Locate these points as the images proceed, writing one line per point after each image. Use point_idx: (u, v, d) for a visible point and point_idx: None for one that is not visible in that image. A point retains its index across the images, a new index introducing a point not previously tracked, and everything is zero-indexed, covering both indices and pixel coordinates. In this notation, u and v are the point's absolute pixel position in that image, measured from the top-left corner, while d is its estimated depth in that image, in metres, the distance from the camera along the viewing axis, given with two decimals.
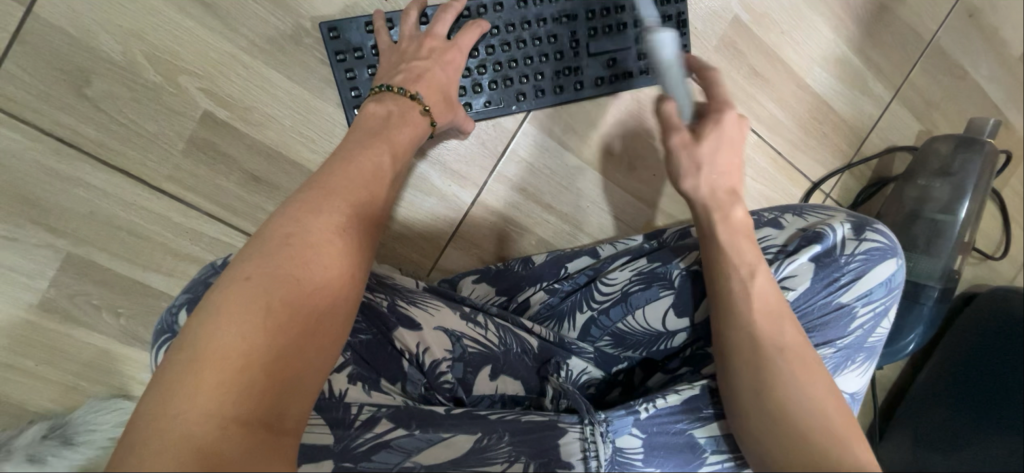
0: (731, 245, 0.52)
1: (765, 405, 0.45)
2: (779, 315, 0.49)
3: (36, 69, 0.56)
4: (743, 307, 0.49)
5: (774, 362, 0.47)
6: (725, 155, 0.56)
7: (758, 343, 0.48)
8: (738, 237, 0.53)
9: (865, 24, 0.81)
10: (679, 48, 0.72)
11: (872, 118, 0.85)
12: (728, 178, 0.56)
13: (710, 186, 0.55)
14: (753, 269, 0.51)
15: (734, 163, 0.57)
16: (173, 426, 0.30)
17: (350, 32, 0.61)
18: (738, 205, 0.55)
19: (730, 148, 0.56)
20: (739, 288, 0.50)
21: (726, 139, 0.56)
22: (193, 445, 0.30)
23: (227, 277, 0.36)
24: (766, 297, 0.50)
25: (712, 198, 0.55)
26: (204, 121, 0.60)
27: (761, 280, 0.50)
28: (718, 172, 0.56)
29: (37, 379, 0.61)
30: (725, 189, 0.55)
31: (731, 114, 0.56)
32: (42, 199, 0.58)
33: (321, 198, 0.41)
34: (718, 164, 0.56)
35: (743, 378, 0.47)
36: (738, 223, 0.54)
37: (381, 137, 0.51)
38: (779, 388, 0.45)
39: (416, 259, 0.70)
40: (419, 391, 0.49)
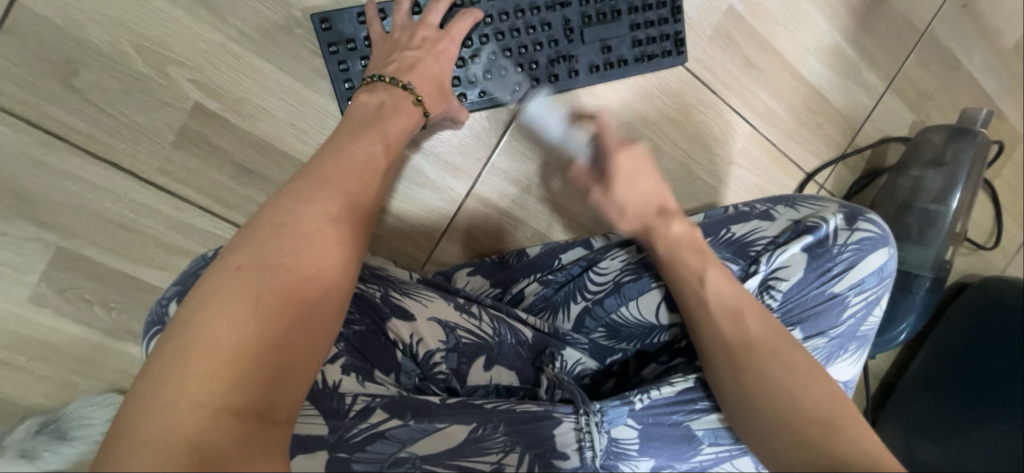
0: (678, 257, 0.55)
1: (750, 404, 0.46)
2: (742, 310, 0.50)
3: (21, 60, 0.55)
4: (705, 308, 0.51)
5: (746, 360, 0.48)
6: (635, 189, 0.61)
7: (727, 340, 0.49)
8: (679, 249, 0.55)
9: (859, 14, 0.81)
10: (673, 35, 0.72)
11: (866, 109, 0.85)
12: (654, 200, 0.60)
13: (635, 220, 0.60)
14: (699, 275, 0.53)
15: (655, 184, 0.61)
16: (162, 418, 0.30)
17: (342, 24, 0.61)
18: (674, 220, 0.58)
19: (638, 179, 0.61)
20: (694, 292, 0.53)
21: (633, 171, 0.61)
22: (182, 435, 0.30)
23: (217, 267, 0.36)
24: (723, 295, 0.51)
25: (646, 226, 0.59)
26: (194, 113, 0.60)
27: (714, 280, 0.52)
28: (641, 200, 0.61)
29: (27, 374, 0.60)
30: (655, 210, 0.60)
31: (624, 151, 0.61)
32: (29, 192, 0.57)
33: (313, 188, 0.41)
34: (633, 199, 0.61)
35: (725, 379, 0.48)
36: (677, 238, 0.56)
37: (373, 127, 0.50)
38: (762, 385, 0.46)
39: (410, 251, 0.70)
40: (413, 382, 0.49)
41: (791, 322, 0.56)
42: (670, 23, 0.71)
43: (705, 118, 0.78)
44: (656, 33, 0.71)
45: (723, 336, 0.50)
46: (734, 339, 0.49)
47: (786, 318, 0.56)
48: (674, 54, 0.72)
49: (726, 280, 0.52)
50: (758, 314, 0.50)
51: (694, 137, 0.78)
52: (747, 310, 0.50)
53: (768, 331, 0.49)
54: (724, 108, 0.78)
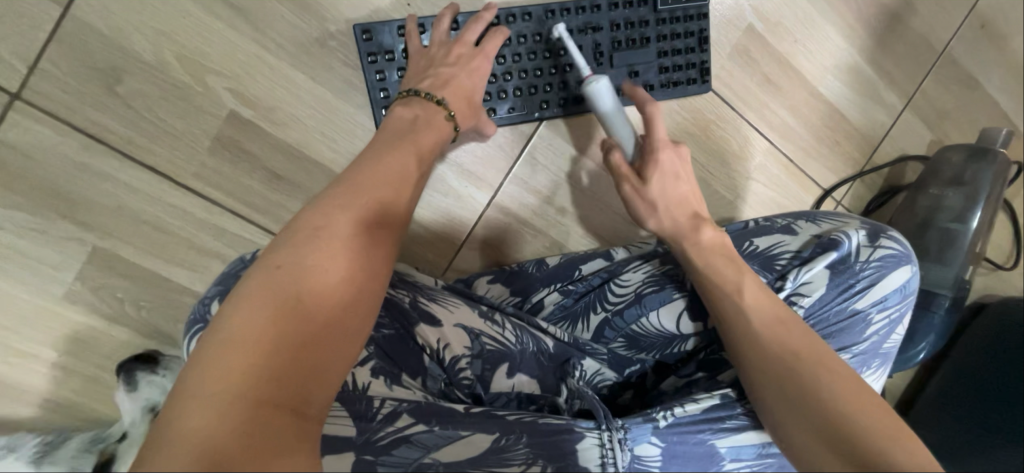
0: (705, 261, 0.57)
1: (801, 415, 0.45)
2: (783, 321, 0.51)
3: (70, 67, 0.58)
4: (746, 321, 0.52)
5: (797, 371, 0.47)
6: (674, 187, 0.63)
7: (771, 352, 0.49)
8: (709, 255, 0.57)
9: (878, 34, 0.82)
10: (699, 64, 0.73)
11: (885, 127, 0.86)
12: (687, 206, 0.62)
13: (672, 219, 0.62)
14: (734, 281, 0.54)
15: (686, 190, 0.63)
16: (204, 405, 0.31)
17: (382, 35, 0.63)
18: (706, 227, 0.60)
19: (679, 180, 0.63)
20: (733, 303, 0.53)
21: (668, 174, 0.63)
22: (221, 424, 0.31)
23: (260, 265, 0.37)
24: (760, 305, 0.52)
25: (676, 229, 0.61)
26: (230, 120, 0.62)
27: (749, 288, 0.53)
28: (674, 204, 0.62)
29: (60, 369, 0.62)
30: (687, 216, 0.62)
31: (666, 148, 0.63)
32: (70, 193, 0.59)
33: (350, 194, 0.42)
34: (672, 198, 0.62)
35: (771, 390, 0.48)
36: (705, 243, 0.59)
37: (407, 139, 0.52)
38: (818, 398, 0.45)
39: (432, 259, 0.71)
40: (439, 386, 0.49)
41: None
42: (696, 52, 0.73)
43: (724, 134, 0.79)
44: (682, 61, 0.72)
45: (770, 349, 0.49)
46: (781, 352, 0.49)
47: None
48: (699, 82, 0.74)
49: (767, 299, 0.53)
50: (798, 328, 0.50)
51: (712, 151, 0.79)
52: (787, 322, 0.51)
53: (815, 347, 0.49)
54: (742, 124, 0.79)
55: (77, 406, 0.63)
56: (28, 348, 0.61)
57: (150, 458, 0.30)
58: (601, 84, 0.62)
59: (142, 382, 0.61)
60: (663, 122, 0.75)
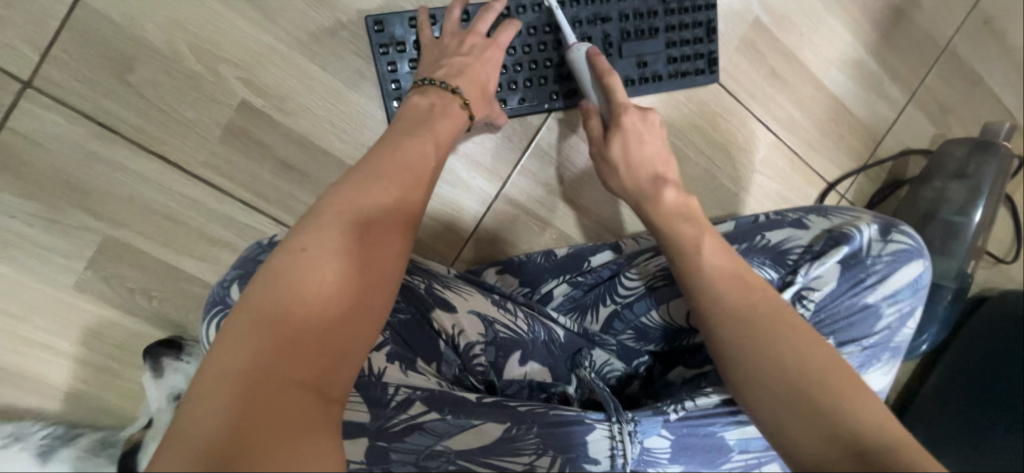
0: (668, 226, 0.56)
1: (752, 370, 0.44)
2: (744, 279, 0.49)
3: (81, 55, 0.57)
4: (704, 277, 0.50)
5: (754, 326, 0.46)
6: (639, 149, 0.64)
7: (735, 311, 0.47)
8: (671, 217, 0.57)
9: (882, 27, 0.83)
10: (707, 54, 0.74)
11: (889, 120, 0.86)
12: (651, 167, 0.63)
13: (635, 179, 0.63)
14: (696, 242, 0.53)
15: (651, 152, 0.64)
16: (232, 384, 0.31)
17: (393, 26, 0.63)
18: (668, 187, 0.61)
19: (643, 141, 0.64)
20: (694, 261, 0.51)
21: (632, 136, 0.64)
22: (250, 403, 0.31)
23: (284, 248, 0.37)
24: (718, 262, 0.51)
25: (639, 192, 0.62)
26: (240, 110, 0.62)
27: (710, 247, 0.52)
28: (637, 166, 0.63)
29: (70, 359, 0.62)
30: (649, 177, 0.63)
31: (627, 112, 0.63)
32: (80, 181, 0.59)
33: (371, 181, 0.43)
34: (634, 158, 0.63)
35: (729, 345, 0.46)
36: (666, 204, 0.59)
37: (425, 127, 0.52)
38: (770, 355, 0.44)
39: (440, 249, 0.72)
40: (453, 372, 0.50)
41: (826, 332, 0.56)
42: (704, 42, 0.73)
43: (730, 126, 0.79)
44: (690, 51, 0.73)
45: (727, 305, 0.48)
46: (739, 308, 0.47)
47: (820, 327, 0.56)
48: (707, 72, 0.74)
49: (728, 261, 0.51)
50: (759, 288, 0.49)
51: (718, 144, 0.79)
52: (748, 280, 0.49)
53: (775, 308, 0.47)
54: (749, 117, 0.80)
55: (89, 395, 0.63)
56: (38, 337, 0.61)
57: (180, 436, 0.30)
58: (583, 51, 0.64)
59: (168, 369, 0.62)
60: (669, 114, 0.76)
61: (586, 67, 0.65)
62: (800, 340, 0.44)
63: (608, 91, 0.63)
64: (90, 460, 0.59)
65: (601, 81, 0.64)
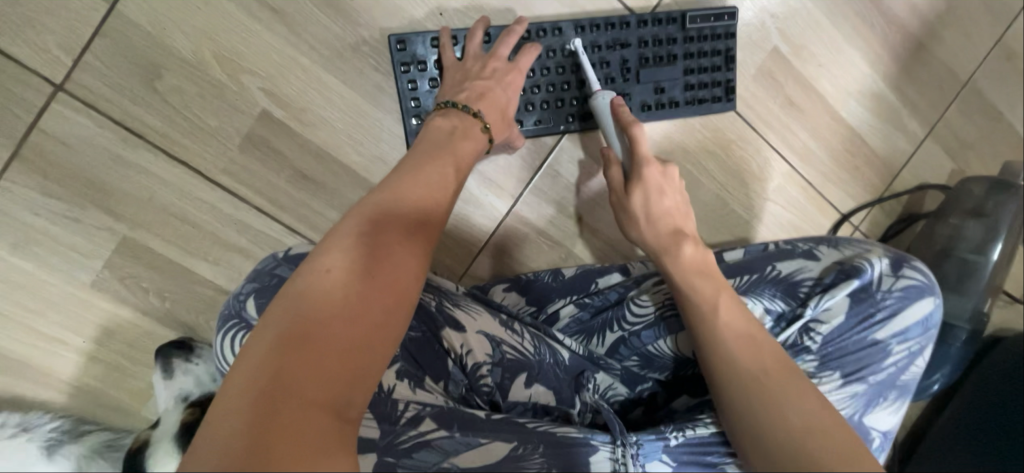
0: (684, 281, 0.56)
1: (766, 444, 0.43)
2: (756, 341, 0.50)
3: (113, 62, 0.59)
4: (719, 339, 0.50)
5: (763, 393, 0.46)
6: (659, 201, 0.63)
7: (743, 372, 0.48)
8: (688, 271, 0.57)
9: (902, 61, 0.83)
10: (725, 82, 0.74)
11: (906, 154, 0.86)
12: (669, 220, 0.63)
13: (655, 234, 0.62)
14: (712, 299, 0.53)
15: (671, 205, 0.64)
16: (253, 404, 0.32)
17: (416, 46, 0.64)
18: (687, 243, 0.60)
19: (663, 194, 0.63)
20: (709, 321, 0.52)
21: (654, 189, 0.63)
22: (270, 423, 0.31)
23: (308, 269, 0.38)
24: (733, 321, 0.51)
25: (658, 247, 0.61)
26: (262, 119, 0.63)
27: (725, 307, 0.52)
28: (656, 220, 0.63)
29: (83, 355, 0.63)
30: (669, 231, 0.62)
31: (651, 167, 0.63)
32: (104, 183, 0.61)
33: (392, 203, 0.44)
34: (655, 211, 0.63)
35: (743, 412, 0.46)
36: (686, 260, 0.58)
37: (446, 150, 0.53)
38: (782, 424, 0.44)
39: (449, 264, 0.72)
40: (459, 391, 0.50)
41: (833, 366, 0.55)
42: (722, 70, 0.73)
43: (744, 154, 0.79)
44: (708, 78, 0.73)
45: (741, 371, 0.48)
46: (750, 373, 0.47)
47: (826, 361, 0.55)
48: (724, 99, 0.74)
49: (743, 323, 0.52)
50: (772, 354, 0.49)
51: (732, 171, 0.79)
52: (758, 341, 0.50)
53: (784, 370, 0.48)
54: (763, 145, 0.80)
55: (97, 392, 0.64)
56: (53, 332, 0.62)
57: (202, 455, 0.30)
58: (606, 100, 0.65)
59: (178, 371, 0.62)
60: (684, 139, 0.76)
61: (611, 118, 0.65)
62: (810, 408, 0.45)
63: (632, 142, 0.62)
64: (93, 461, 0.59)
65: (624, 131, 0.63)
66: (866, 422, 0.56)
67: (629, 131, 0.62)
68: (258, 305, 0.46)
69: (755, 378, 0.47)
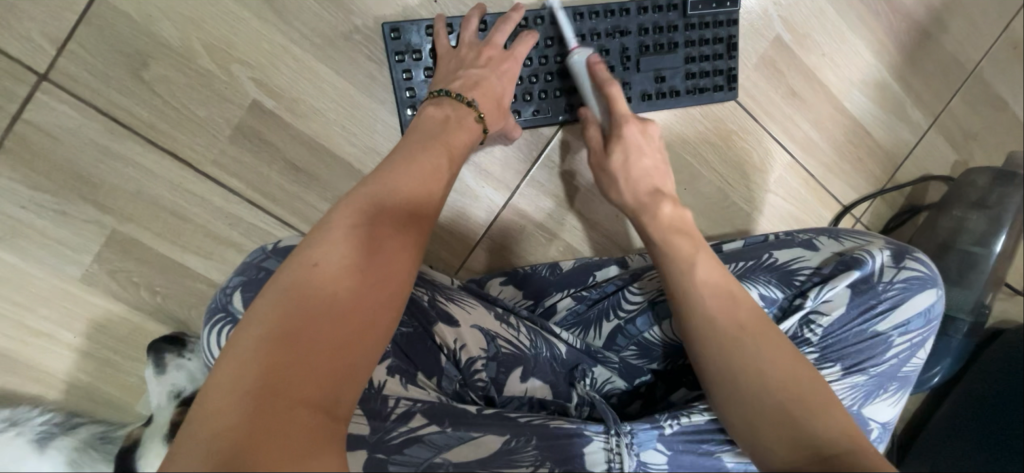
0: (665, 241, 0.55)
1: (735, 392, 0.44)
2: (734, 297, 0.49)
3: (98, 50, 0.58)
4: (696, 296, 0.49)
5: (736, 345, 0.46)
6: (638, 161, 0.62)
7: (720, 327, 0.47)
8: (667, 233, 0.56)
9: (907, 49, 0.81)
10: (726, 70, 0.72)
11: (909, 145, 0.84)
12: (648, 180, 0.62)
13: (634, 194, 0.62)
14: (689, 259, 0.52)
15: (650, 165, 0.62)
16: (238, 402, 0.31)
17: (410, 34, 0.62)
18: (665, 203, 0.59)
19: (642, 154, 0.62)
20: (687, 281, 0.50)
21: (633, 148, 0.62)
22: (256, 422, 0.30)
23: (296, 263, 0.37)
24: (712, 278, 0.50)
25: (636, 205, 0.61)
26: (252, 110, 0.62)
27: (704, 266, 0.51)
28: (636, 180, 0.62)
29: (73, 350, 0.62)
30: (648, 191, 0.61)
31: (631, 124, 0.62)
32: (91, 175, 0.60)
33: (383, 194, 0.42)
34: (633, 171, 0.62)
35: (714, 366, 0.46)
36: (665, 219, 0.58)
37: (439, 140, 0.51)
38: (754, 374, 0.44)
39: (445, 257, 0.71)
40: (453, 387, 0.50)
41: (832, 358, 0.54)
42: (724, 59, 0.72)
43: (745, 145, 0.78)
44: (709, 67, 0.71)
45: (718, 328, 0.47)
46: (728, 328, 0.47)
47: (826, 353, 0.55)
48: (725, 89, 0.73)
49: (723, 279, 0.51)
50: (749, 307, 0.48)
51: (732, 163, 0.78)
52: (737, 297, 0.49)
53: (760, 323, 0.47)
54: (764, 136, 0.78)
55: (89, 387, 0.63)
56: (42, 327, 0.61)
57: (187, 453, 0.30)
58: (582, 60, 0.63)
59: (170, 366, 0.61)
60: (684, 130, 0.75)
61: (588, 78, 0.63)
62: (783, 363, 0.44)
63: (609, 101, 0.62)
64: (86, 454, 0.58)
65: (600, 90, 0.62)
66: (864, 413, 0.55)
67: (603, 87, 0.62)
68: (246, 298, 0.45)
69: (731, 335, 0.46)
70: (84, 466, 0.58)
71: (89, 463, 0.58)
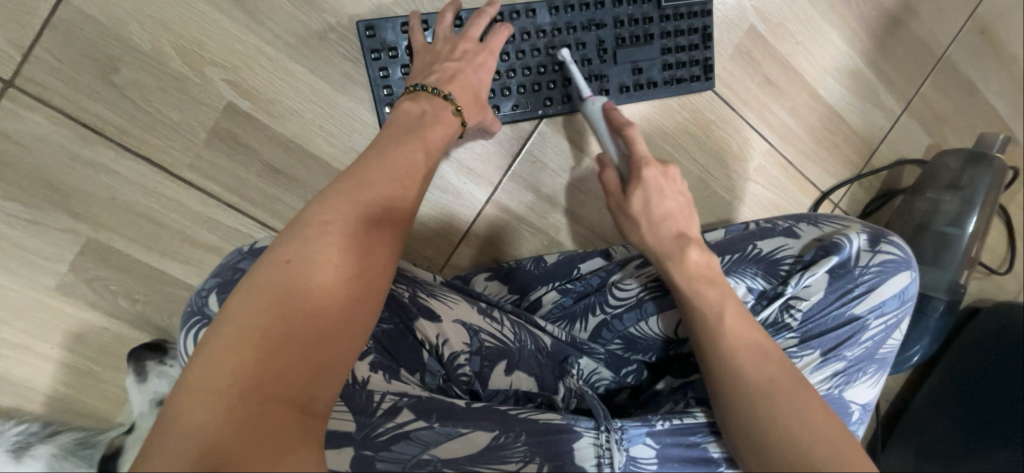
0: (692, 290, 0.52)
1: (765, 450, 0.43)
2: (765, 353, 0.48)
3: (65, 55, 0.57)
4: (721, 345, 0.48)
5: (761, 398, 0.45)
6: (659, 203, 0.56)
7: (748, 382, 0.46)
8: (696, 281, 0.52)
9: (878, 37, 0.83)
10: (702, 60, 0.73)
11: (884, 130, 0.86)
12: (671, 222, 0.56)
13: (657, 238, 0.56)
14: (720, 310, 0.50)
15: (672, 207, 0.57)
16: (213, 400, 0.31)
17: (385, 32, 0.62)
18: (693, 248, 0.54)
19: (664, 196, 0.56)
20: (715, 330, 0.49)
21: (653, 190, 0.56)
22: (231, 419, 0.30)
23: (271, 260, 0.37)
24: (743, 333, 0.48)
25: (661, 249, 0.55)
26: (227, 112, 0.61)
27: (732, 317, 0.49)
28: (659, 221, 0.56)
29: (50, 363, 0.61)
30: (671, 235, 0.56)
31: (650, 167, 0.56)
32: (63, 182, 0.58)
33: (358, 189, 0.42)
34: (655, 213, 0.56)
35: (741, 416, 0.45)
36: (692, 267, 0.53)
37: (416, 135, 0.51)
38: (777, 427, 0.43)
39: (430, 255, 0.71)
40: (437, 382, 0.50)
41: (812, 342, 0.56)
42: (700, 48, 0.73)
43: (723, 134, 0.79)
44: (686, 57, 0.72)
45: (744, 380, 0.46)
46: (755, 381, 0.46)
47: (806, 338, 0.56)
48: (702, 79, 0.74)
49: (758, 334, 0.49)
50: (779, 362, 0.47)
51: (711, 152, 0.79)
52: (765, 351, 0.48)
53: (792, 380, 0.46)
54: (742, 125, 0.79)
55: (68, 399, 0.62)
56: (17, 339, 0.60)
57: (159, 453, 0.29)
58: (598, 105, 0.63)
59: (152, 374, 0.61)
60: (662, 121, 0.75)
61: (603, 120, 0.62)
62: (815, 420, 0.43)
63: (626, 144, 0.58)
64: (67, 460, 0.59)
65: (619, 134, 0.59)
66: (845, 397, 0.56)
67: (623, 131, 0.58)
68: (221, 300, 0.45)
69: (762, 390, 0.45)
70: (65, 471, 0.59)
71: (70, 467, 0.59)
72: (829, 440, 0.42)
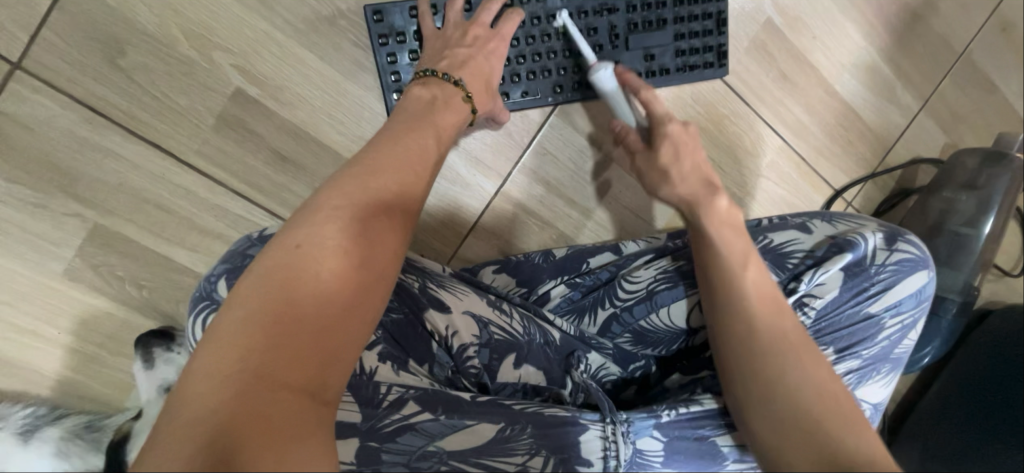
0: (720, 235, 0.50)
1: (766, 404, 0.43)
2: (781, 309, 0.47)
3: (73, 38, 0.56)
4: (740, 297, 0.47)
5: (773, 353, 0.44)
6: (688, 157, 0.56)
7: (764, 335, 0.45)
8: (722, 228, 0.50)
9: (897, 32, 0.81)
10: (717, 47, 0.72)
11: (900, 128, 0.84)
12: (698, 174, 0.55)
13: (684, 187, 0.54)
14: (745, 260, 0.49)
15: (700, 161, 0.56)
16: (224, 386, 0.30)
17: (393, 16, 0.61)
18: (719, 194, 0.53)
19: (691, 149, 0.56)
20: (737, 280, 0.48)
21: (682, 144, 0.56)
22: (243, 405, 0.30)
23: (280, 246, 0.36)
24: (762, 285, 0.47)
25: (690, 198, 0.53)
26: (235, 98, 0.60)
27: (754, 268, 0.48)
28: (688, 172, 0.55)
29: (57, 347, 0.61)
30: (699, 184, 0.54)
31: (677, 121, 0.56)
32: (70, 167, 0.58)
33: (368, 175, 0.41)
34: (683, 163, 0.55)
35: (748, 367, 0.45)
36: (719, 214, 0.51)
37: (426, 121, 0.50)
38: (784, 383, 0.43)
39: (437, 246, 0.70)
40: (445, 373, 0.50)
41: (824, 341, 0.55)
42: (714, 34, 0.71)
43: (736, 129, 0.77)
44: (700, 43, 0.71)
45: (758, 335, 0.45)
46: (770, 335, 0.45)
47: (819, 336, 0.55)
48: (715, 66, 0.72)
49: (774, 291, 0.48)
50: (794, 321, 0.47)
51: (724, 147, 0.77)
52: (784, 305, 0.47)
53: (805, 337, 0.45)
54: (756, 120, 0.78)
55: (75, 384, 0.62)
56: (24, 324, 0.60)
57: (170, 439, 0.29)
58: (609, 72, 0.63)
59: (159, 361, 0.60)
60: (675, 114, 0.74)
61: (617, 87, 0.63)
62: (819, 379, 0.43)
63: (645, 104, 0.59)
64: (74, 443, 0.56)
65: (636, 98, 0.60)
66: (857, 396, 0.56)
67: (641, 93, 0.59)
68: (230, 287, 0.44)
69: (776, 346, 0.44)
70: (73, 455, 0.55)
71: (75, 451, 0.56)
72: (827, 399, 0.42)
